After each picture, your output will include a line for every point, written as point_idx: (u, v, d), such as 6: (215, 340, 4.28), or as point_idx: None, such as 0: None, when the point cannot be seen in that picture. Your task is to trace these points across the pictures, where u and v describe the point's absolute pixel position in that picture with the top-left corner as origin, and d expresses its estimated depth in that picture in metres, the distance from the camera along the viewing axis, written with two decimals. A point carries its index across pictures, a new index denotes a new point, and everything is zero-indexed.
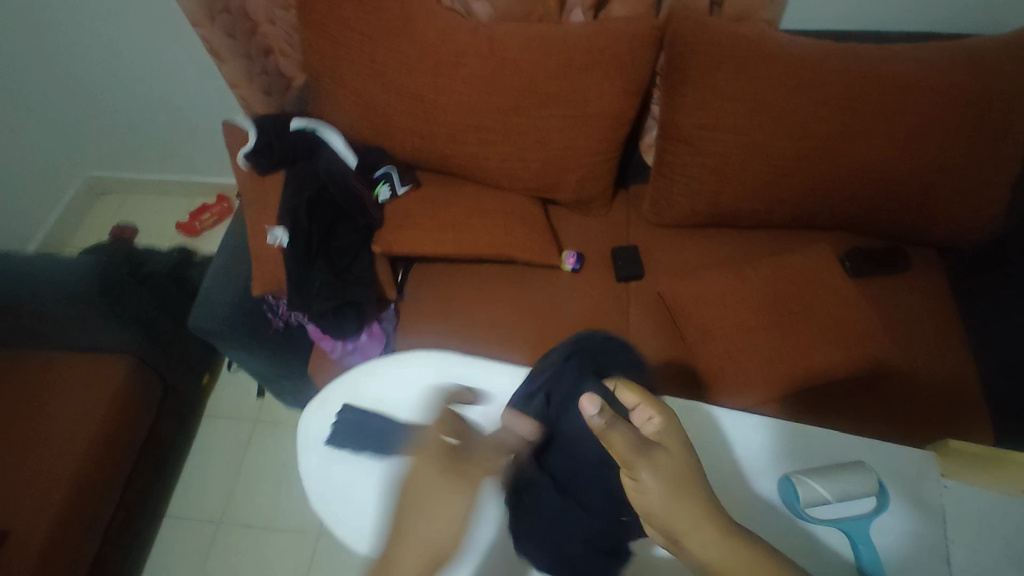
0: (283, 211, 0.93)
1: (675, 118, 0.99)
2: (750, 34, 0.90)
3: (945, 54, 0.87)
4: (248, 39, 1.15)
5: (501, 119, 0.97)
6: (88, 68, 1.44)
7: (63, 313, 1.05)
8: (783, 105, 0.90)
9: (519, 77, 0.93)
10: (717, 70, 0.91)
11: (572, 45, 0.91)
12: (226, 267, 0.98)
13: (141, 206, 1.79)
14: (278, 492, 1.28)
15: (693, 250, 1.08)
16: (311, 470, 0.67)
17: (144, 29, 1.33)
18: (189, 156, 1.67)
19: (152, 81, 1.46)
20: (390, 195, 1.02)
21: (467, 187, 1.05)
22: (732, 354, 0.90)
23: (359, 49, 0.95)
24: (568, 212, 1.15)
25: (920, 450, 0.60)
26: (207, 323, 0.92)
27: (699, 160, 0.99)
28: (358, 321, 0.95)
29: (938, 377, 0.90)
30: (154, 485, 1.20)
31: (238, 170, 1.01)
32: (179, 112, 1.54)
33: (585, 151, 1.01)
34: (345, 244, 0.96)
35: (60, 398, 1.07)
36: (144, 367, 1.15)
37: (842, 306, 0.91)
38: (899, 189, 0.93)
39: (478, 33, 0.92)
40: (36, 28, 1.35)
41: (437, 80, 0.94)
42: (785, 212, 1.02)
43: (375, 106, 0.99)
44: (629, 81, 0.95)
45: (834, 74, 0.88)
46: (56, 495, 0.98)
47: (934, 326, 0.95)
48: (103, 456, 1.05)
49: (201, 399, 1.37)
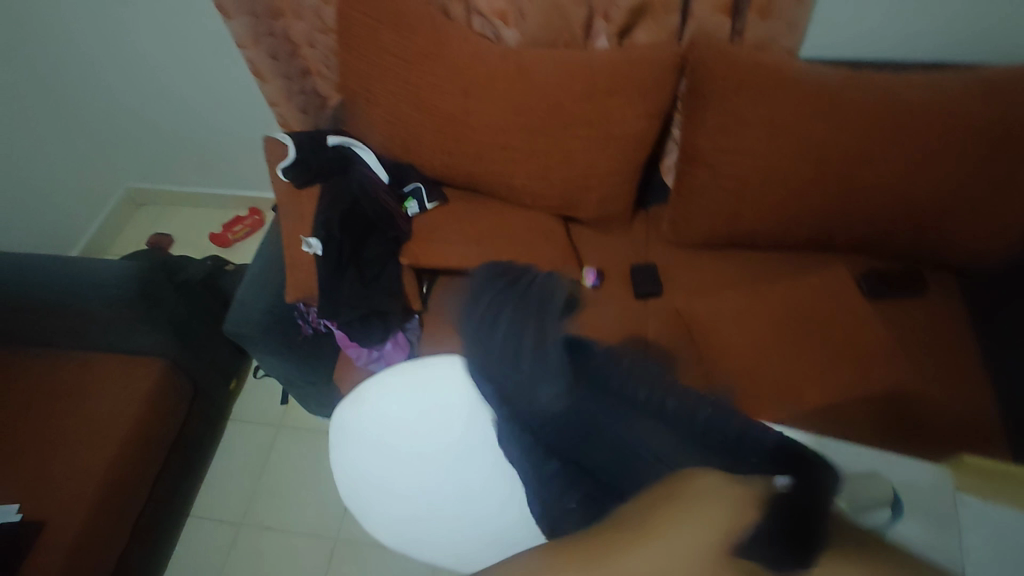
0: (317, 223, 0.98)
1: (694, 141, 1.02)
2: (767, 62, 0.93)
3: (960, 83, 0.89)
4: (288, 62, 1.22)
5: (527, 140, 1.01)
6: (136, 85, 1.53)
7: (106, 316, 1.10)
8: (799, 129, 0.93)
9: (545, 101, 0.97)
10: (737, 96, 0.94)
11: (597, 71, 0.96)
12: (261, 275, 1.03)
13: (177, 217, 1.87)
14: (298, 496, 1.30)
15: (711, 269, 1.10)
16: (342, 465, 0.71)
17: (190, 51, 1.41)
18: (224, 171, 1.75)
19: (194, 99, 1.54)
20: (417, 210, 1.05)
21: (492, 204, 1.09)
22: (746, 371, 0.91)
23: (395, 71, 1.00)
24: (589, 230, 1.18)
25: (931, 466, 0.61)
26: (241, 327, 0.98)
27: (719, 183, 1.02)
28: (385, 331, 1.01)
29: (955, 403, 0.90)
30: (179, 485, 1.24)
31: (275, 183, 1.07)
32: (218, 128, 1.61)
33: (607, 171, 1.04)
34: (375, 255, 1.00)
35: (97, 396, 1.12)
36: (177, 369, 1.20)
37: (858, 328, 0.92)
38: (914, 212, 0.94)
39: (507, 58, 0.97)
40: (91, 49, 1.45)
41: (466, 101, 0.99)
42: (802, 233, 1.03)
43: (408, 125, 1.04)
44: (651, 106, 0.99)
45: (849, 101, 0.90)
46: (89, 488, 1.02)
47: (949, 348, 0.96)
48: (135, 453, 1.09)
49: (227, 403, 1.41)
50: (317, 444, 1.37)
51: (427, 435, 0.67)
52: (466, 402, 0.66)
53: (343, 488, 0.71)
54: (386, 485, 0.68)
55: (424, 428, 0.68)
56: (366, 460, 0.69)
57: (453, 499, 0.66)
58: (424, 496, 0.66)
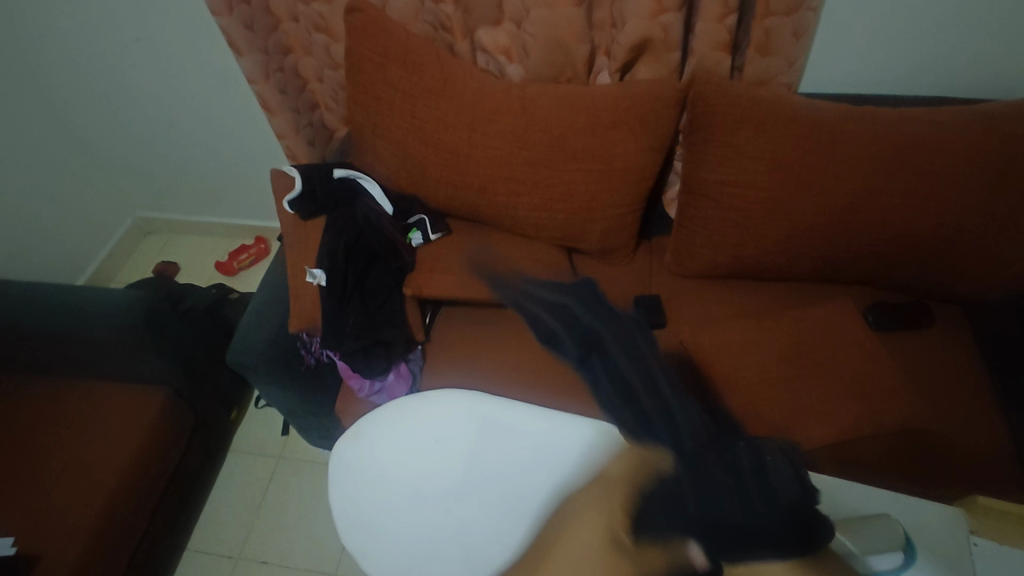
0: (322, 253, 0.98)
1: (697, 174, 1.02)
2: (767, 97, 0.94)
3: (960, 117, 0.90)
4: (297, 96, 1.26)
5: (530, 173, 1.02)
6: (148, 116, 1.56)
7: (109, 345, 1.10)
8: (799, 163, 0.94)
9: (549, 133, 0.99)
10: (738, 130, 0.95)
11: (599, 105, 0.98)
12: (265, 305, 1.04)
13: (184, 245, 1.89)
14: (297, 531, 1.28)
15: (716, 301, 1.10)
16: (336, 509, 0.59)
17: (201, 84, 1.44)
18: (231, 201, 1.78)
19: (204, 131, 1.57)
20: (421, 241, 1.06)
21: (495, 235, 1.09)
22: (756, 407, 0.89)
23: (400, 105, 1.02)
24: (593, 261, 1.19)
25: (948, 506, 0.58)
26: (243, 357, 0.98)
27: (721, 214, 1.02)
28: (387, 361, 1.00)
29: (962, 437, 0.89)
30: (177, 517, 1.22)
31: (281, 214, 1.08)
32: (227, 158, 1.64)
33: (609, 203, 1.05)
34: (378, 286, 1.00)
35: (99, 427, 1.12)
36: (179, 398, 1.19)
37: (864, 360, 0.91)
38: (918, 245, 0.95)
39: (511, 92, 1.00)
40: (105, 83, 1.49)
41: (471, 135, 1.00)
42: (806, 264, 1.03)
43: (413, 158, 1.05)
44: (653, 139, 1.00)
45: (849, 136, 0.91)
46: (87, 522, 1.00)
47: (958, 381, 0.95)
48: (134, 485, 1.07)
49: (227, 433, 1.40)
50: (317, 475, 1.35)
51: (423, 494, 0.52)
52: None
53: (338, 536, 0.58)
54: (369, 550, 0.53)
55: None
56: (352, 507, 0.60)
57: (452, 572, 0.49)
58: None
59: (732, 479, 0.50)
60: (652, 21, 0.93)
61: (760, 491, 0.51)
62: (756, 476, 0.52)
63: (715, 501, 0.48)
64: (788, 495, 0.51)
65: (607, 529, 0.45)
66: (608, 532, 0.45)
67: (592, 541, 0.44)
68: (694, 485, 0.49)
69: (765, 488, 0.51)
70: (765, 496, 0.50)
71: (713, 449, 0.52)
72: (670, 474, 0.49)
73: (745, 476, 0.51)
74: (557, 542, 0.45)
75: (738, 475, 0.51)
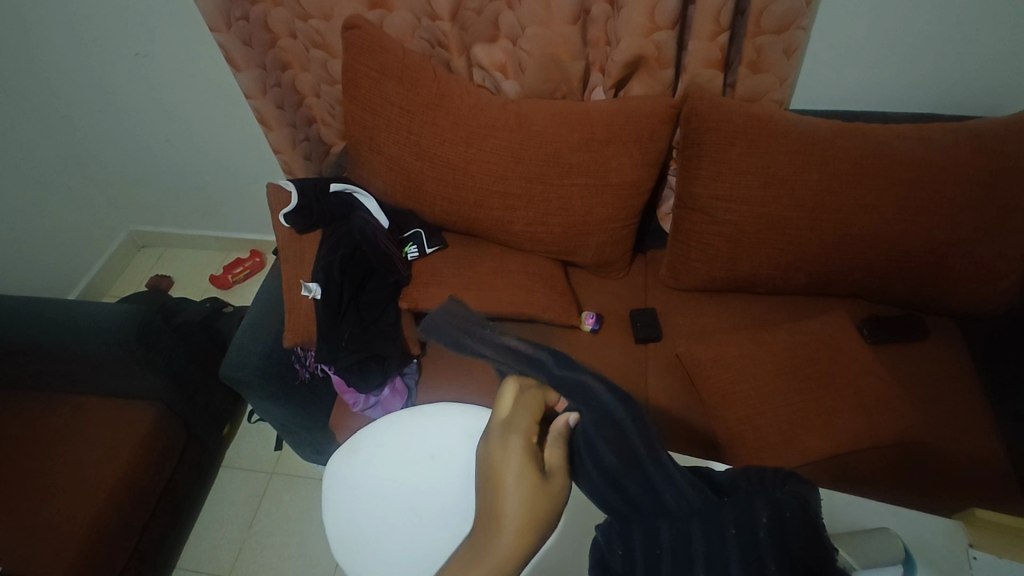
0: (318, 266, 0.98)
1: (691, 189, 1.03)
2: (760, 113, 0.96)
3: (950, 135, 0.91)
4: (294, 110, 1.27)
5: (526, 187, 1.02)
6: (144, 131, 1.56)
7: (101, 361, 1.09)
8: (793, 177, 0.95)
9: (545, 149, 1.00)
10: (731, 146, 0.96)
11: (594, 121, 0.99)
12: (259, 318, 1.04)
13: (179, 259, 1.89)
14: (288, 548, 1.26)
15: (710, 314, 1.11)
16: (332, 519, 0.67)
17: (199, 99, 1.45)
18: (226, 216, 1.78)
19: (200, 145, 1.58)
20: (417, 255, 1.06)
21: (491, 249, 1.10)
22: (752, 419, 0.89)
23: (396, 120, 1.02)
24: (588, 275, 1.20)
25: (945, 520, 0.58)
26: (237, 371, 0.96)
27: (716, 228, 1.03)
28: (382, 375, 0.99)
29: (963, 452, 0.89)
30: (167, 536, 1.20)
31: (278, 229, 1.08)
32: (223, 173, 1.64)
33: (604, 217, 1.06)
34: (374, 299, 1.01)
35: (89, 442, 1.10)
36: (170, 413, 1.18)
37: (859, 374, 0.92)
38: (910, 259, 0.95)
39: (507, 109, 1.01)
40: (101, 98, 1.49)
41: (467, 150, 1.01)
42: (801, 278, 1.04)
43: (409, 172, 1.05)
44: (647, 154, 1.01)
45: (841, 152, 0.92)
46: (73, 540, 0.98)
47: (952, 394, 0.95)
48: (123, 501, 1.06)
49: (220, 449, 1.38)
50: (310, 491, 1.33)
51: (424, 485, 0.67)
52: (465, 454, 0.67)
53: (336, 544, 0.66)
54: (375, 543, 0.65)
55: (423, 480, 0.67)
56: (358, 520, 0.66)
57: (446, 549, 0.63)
58: (419, 552, 0.63)
59: (711, 545, 0.44)
60: (646, 38, 0.94)
61: (741, 547, 0.42)
62: (741, 537, 0.42)
63: (685, 567, 0.44)
64: (775, 562, 0.39)
65: (531, 453, 0.52)
66: (535, 458, 0.52)
67: (526, 471, 0.50)
68: (666, 545, 0.46)
69: (748, 546, 0.42)
70: (748, 561, 0.41)
71: (698, 515, 0.46)
72: (642, 539, 0.48)
73: (726, 539, 0.43)
74: (502, 453, 0.52)
75: (717, 537, 0.44)
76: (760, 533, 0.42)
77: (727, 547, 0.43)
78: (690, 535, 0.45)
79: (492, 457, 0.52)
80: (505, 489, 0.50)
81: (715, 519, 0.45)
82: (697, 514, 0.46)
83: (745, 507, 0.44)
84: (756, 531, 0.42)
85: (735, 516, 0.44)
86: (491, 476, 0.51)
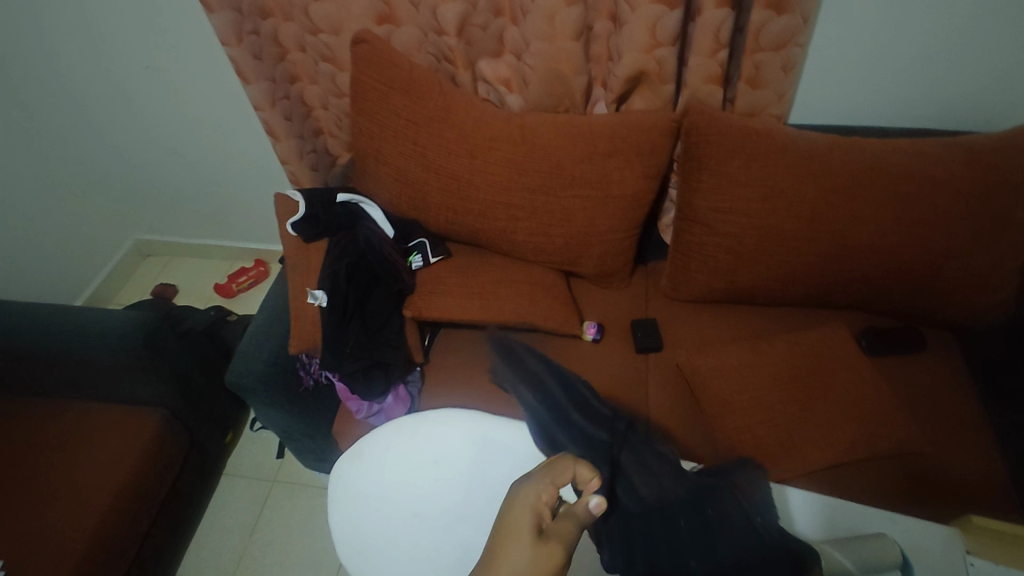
0: (324, 275, 0.99)
1: (691, 201, 1.05)
2: (759, 128, 0.98)
3: (943, 149, 0.93)
4: (302, 122, 1.29)
5: (530, 198, 1.04)
6: (152, 141, 1.59)
7: (107, 367, 1.10)
8: (791, 189, 0.96)
9: (547, 161, 1.02)
10: (731, 159, 0.98)
11: (596, 134, 1.01)
12: (265, 326, 1.05)
13: (184, 267, 1.91)
14: (289, 557, 1.25)
15: (711, 325, 1.12)
16: (338, 525, 0.68)
17: (207, 110, 1.47)
18: (231, 225, 1.80)
19: (208, 156, 1.60)
20: (422, 264, 1.08)
21: (495, 259, 1.11)
22: (752, 428, 0.90)
23: (402, 132, 1.05)
24: (590, 285, 1.21)
25: (942, 526, 0.60)
26: (243, 378, 0.98)
27: (715, 240, 1.05)
28: (386, 382, 1.00)
29: (963, 463, 0.89)
30: (169, 543, 1.20)
31: (284, 237, 1.09)
32: (229, 183, 1.66)
33: (606, 228, 1.07)
34: (379, 308, 1.02)
35: (93, 447, 1.11)
36: (174, 420, 1.19)
37: (858, 384, 0.93)
38: (907, 271, 0.97)
39: (511, 122, 1.03)
40: (111, 108, 1.51)
41: (471, 162, 1.03)
42: (799, 289, 1.05)
43: (414, 183, 1.07)
44: (648, 167, 1.03)
45: (838, 165, 0.94)
46: (75, 546, 0.98)
47: (949, 407, 0.96)
48: (125, 508, 1.06)
49: (222, 457, 1.39)
50: (311, 499, 1.34)
51: (430, 492, 0.68)
52: (469, 463, 0.69)
53: (341, 548, 0.67)
54: (380, 548, 0.66)
55: (425, 484, 0.68)
56: (362, 526, 0.67)
57: (452, 554, 0.65)
58: (423, 559, 0.65)
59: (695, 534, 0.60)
60: (647, 54, 0.97)
61: (722, 542, 0.59)
62: (700, 531, 0.60)
63: (678, 554, 0.59)
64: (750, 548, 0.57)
65: (535, 512, 0.54)
66: (537, 517, 0.54)
67: (529, 530, 0.52)
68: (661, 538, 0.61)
69: (705, 535, 0.60)
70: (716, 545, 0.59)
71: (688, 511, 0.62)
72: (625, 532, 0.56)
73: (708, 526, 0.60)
74: (509, 510, 0.54)
75: (702, 526, 0.60)
76: (733, 527, 0.59)
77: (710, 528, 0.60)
78: (683, 528, 0.61)
79: (505, 508, 0.55)
80: (505, 544, 0.52)
81: (704, 518, 0.61)
82: (687, 511, 0.62)
83: (725, 501, 0.62)
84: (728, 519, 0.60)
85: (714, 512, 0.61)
86: (498, 524, 0.54)
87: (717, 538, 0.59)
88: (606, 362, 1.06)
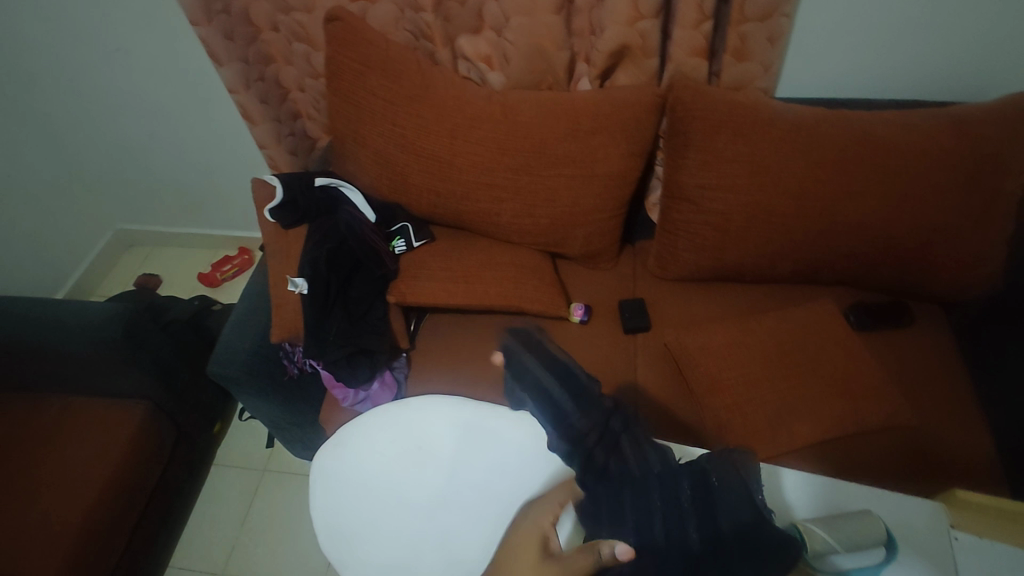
0: (304, 261, 0.97)
1: (679, 179, 1.03)
2: (745, 101, 0.96)
3: (932, 120, 0.91)
4: (279, 105, 1.26)
5: (513, 179, 1.02)
6: (127, 128, 1.55)
7: (87, 361, 1.08)
8: (778, 165, 0.95)
9: (530, 140, 0.99)
10: (718, 134, 0.96)
11: (580, 111, 0.99)
12: (246, 315, 1.03)
13: (167, 257, 1.88)
14: (281, 544, 1.26)
15: (700, 304, 1.11)
16: (321, 512, 0.67)
17: (181, 94, 1.43)
18: (214, 213, 1.77)
19: (186, 142, 1.56)
20: (405, 248, 1.06)
21: (479, 242, 1.09)
22: (739, 406, 0.90)
23: (380, 113, 1.02)
24: (577, 266, 1.20)
25: (928, 501, 0.60)
26: (226, 368, 0.96)
27: (702, 218, 1.03)
28: (372, 369, 0.99)
29: (950, 437, 0.89)
30: (159, 534, 1.20)
31: (263, 224, 1.07)
32: (208, 169, 1.63)
33: (591, 208, 1.06)
34: (362, 294, 1.00)
35: (78, 441, 1.10)
36: (158, 412, 1.17)
37: (846, 360, 0.92)
38: (894, 245, 0.96)
39: (492, 100, 1.00)
40: (82, 95, 1.47)
41: (452, 142, 1.00)
42: (788, 266, 1.04)
43: (394, 166, 1.05)
44: (633, 144, 1.01)
45: (825, 138, 0.93)
46: (64, 541, 0.98)
47: (935, 382, 0.95)
48: (113, 501, 1.05)
49: (212, 447, 1.38)
50: (301, 487, 1.33)
51: (414, 479, 0.68)
52: (453, 450, 0.69)
53: (324, 535, 0.66)
54: (364, 537, 0.65)
55: (408, 471, 0.68)
56: (346, 515, 0.66)
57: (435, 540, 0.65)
58: (407, 546, 0.64)
59: (669, 501, 0.53)
60: (630, 27, 0.94)
61: (698, 512, 0.52)
62: (673, 504, 0.52)
63: (646, 517, 0.52)
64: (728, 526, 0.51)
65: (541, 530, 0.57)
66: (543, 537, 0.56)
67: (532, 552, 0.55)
68: (627, 500, 0.54)
69: (699, 510, 0.52)
70: (701, 522, 0.51)
71: (664, 485, 0.54)
72: (624, 498, 0.54)
73: (687, 500, 0.53)
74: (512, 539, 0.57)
75: (678, 497, 0.53)
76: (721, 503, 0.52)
77: (690, 513, 0.52)
78: (653, 502, 0.53)
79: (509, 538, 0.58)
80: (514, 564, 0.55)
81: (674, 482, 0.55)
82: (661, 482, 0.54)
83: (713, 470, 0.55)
84: (709, 494, 0.53)
85: (701, 475, 0.54)
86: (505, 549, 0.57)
87: (696, 515, 0.52)
88: (593, 344, 1.06)
